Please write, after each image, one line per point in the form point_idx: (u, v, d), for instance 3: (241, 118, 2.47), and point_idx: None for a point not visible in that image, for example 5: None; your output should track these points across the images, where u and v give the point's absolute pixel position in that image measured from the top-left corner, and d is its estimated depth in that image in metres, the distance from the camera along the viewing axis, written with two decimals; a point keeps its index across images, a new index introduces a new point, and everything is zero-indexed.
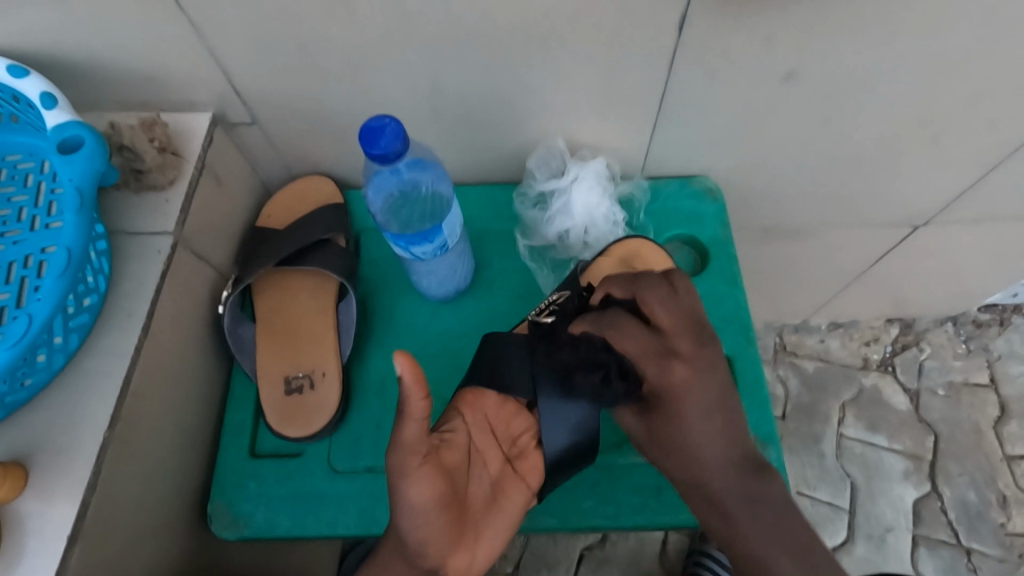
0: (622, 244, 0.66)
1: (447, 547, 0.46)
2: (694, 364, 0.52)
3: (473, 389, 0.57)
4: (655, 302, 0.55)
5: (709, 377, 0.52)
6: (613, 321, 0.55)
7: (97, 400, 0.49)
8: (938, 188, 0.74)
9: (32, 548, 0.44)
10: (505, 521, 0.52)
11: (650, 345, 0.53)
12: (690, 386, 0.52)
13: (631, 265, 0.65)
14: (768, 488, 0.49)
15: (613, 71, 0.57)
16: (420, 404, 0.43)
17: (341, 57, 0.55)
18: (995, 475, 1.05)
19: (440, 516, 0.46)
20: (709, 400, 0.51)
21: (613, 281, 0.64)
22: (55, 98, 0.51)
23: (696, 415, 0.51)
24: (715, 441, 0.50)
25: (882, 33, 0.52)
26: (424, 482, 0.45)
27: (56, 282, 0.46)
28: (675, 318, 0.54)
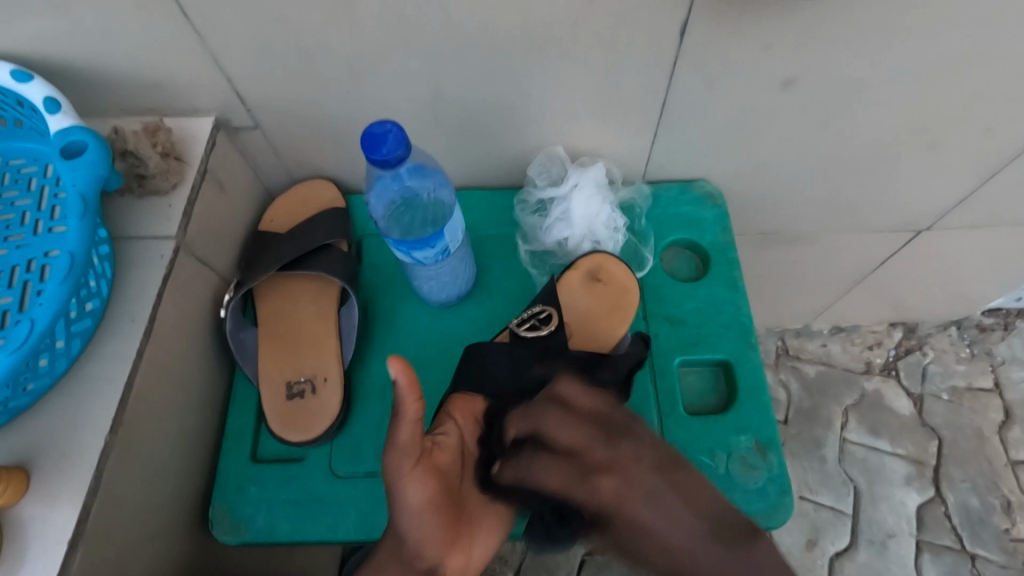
0: (590, 258, 0.66)
1: (444, 549, 0.47)
2: (615, 468, 0.48)
3: (464, 394, 0.57)
4: (571, 392, 0.54)
5: (632, 472, 0.47)
6: (535, 444, 0.52)
7: (100, 404, 0.49)
8: (940, 193, 0.74)
9: (34, 552, 0.45)
10: (498, 522, 0.53)
11: (569, 465, 0.50)
12: (619, 496, 0.46)
13: (598, 279, 0.65)
14: (761, 554, 0.43)
15: (615, 76, 0.57)
16: (413, 407, 0.43)
17: (343, 63, 0.55)
18: (998, 480, 1.04)
19: (432, 517, 0.46)
20: (648, 492, 0.46)
21: (580, 296, 0.65)
22: (59, 103, 0.52)
23: (643, 519, 0.45)
24: (684, 535, 0.43)
25: (886, 37, 0.52)
26: (419, 483, 0.45)
27: (59, 287, 0.46)
28: (592, 402, 0.53)
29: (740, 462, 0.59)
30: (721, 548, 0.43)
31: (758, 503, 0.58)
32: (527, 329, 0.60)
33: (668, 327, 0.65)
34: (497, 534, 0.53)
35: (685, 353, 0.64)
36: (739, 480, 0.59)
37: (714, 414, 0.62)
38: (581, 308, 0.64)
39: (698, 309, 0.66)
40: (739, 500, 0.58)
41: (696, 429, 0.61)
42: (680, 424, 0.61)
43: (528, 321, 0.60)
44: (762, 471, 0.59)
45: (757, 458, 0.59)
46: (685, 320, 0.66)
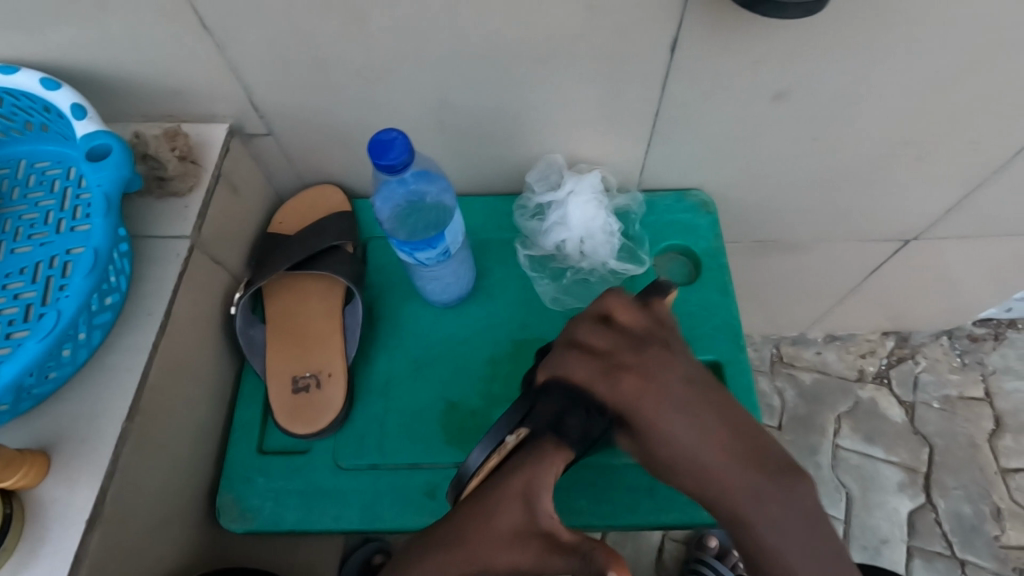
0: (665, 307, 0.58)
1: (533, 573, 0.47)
2: (643, 371, 0.52)
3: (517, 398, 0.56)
4: (584, 333, 0.55)
5: (668, 381, 0.51)
6: (560, 359, 0.54)
7: (118, 393, 0.52)
8: (928, 203, 0.76)
9: (54, 532, 0.47)
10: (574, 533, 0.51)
11: (622, 343, 0.54)
12: (645, 363, 0.52)
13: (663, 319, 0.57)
14: (783, 484, 0.47)
15: (612, 88, 0.60)
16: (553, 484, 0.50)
17: (354, 72, 0.58)
18: (990, 488, 1.06)
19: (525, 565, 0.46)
20: (677, 401, 0.50)
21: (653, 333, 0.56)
22: (85, 109, 0.55)
23: (678, 428, 0.49)
24: (719, 446, 0.49)
25: (862, 57, 0.55)
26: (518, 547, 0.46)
27: (83, 281, 0.49)
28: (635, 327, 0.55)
29: None
30: (748, 465, 0.48)
31: None
32: None
33: None
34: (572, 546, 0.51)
35: None
36: None
37: None
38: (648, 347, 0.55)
39: (689, 312, 0.68)
40: None
41: None
42: None
43: None
44: None
45: None
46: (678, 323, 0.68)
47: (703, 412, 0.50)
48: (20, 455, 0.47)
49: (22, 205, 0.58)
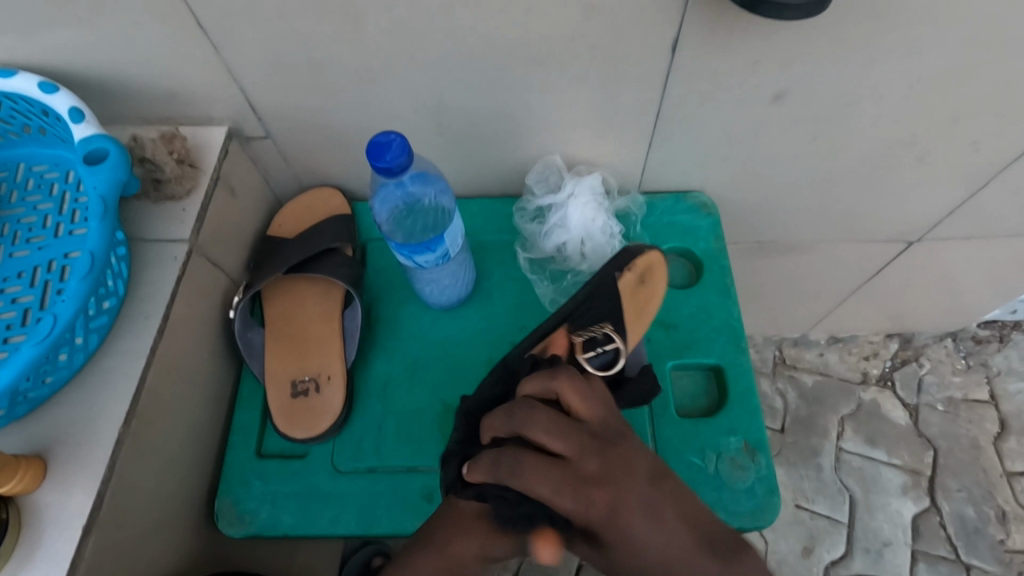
0: (646, 260, 0.62)
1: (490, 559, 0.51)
2: (609, 480, 0.42)
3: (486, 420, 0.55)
4: (540, 434, 0.44)
5: (632, 479, 0.43)
6: (514, 460, 0.44)
7: (116, 397, 0.52)
8: (931, 204, 0.76)
9: (50, 537, 0.47)
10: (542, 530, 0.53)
11: (580, 442, 0.44)
12: (610, 466, 0.43)
13: (644, 282, 0.62)
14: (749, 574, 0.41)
15: (610, 90, 0.60)
16: None
17: (351, 74, 0.58)
18: (994, 491, 1.05)
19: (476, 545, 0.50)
20: (643, 508, 0.42)
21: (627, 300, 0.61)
22: (82, 112, 0.54)
23: (650, 540, 0.41)
24: (687, 552, 0.41)
25: (863, 58, 0.55)
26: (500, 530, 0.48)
27: (80, 284, 0.49)
28: (594, 423, 0.45)
29: (729, 463, 0.61)
30: (711, 560, 0.41)
31: (747, 503, 0.59)
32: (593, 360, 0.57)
33: (661, 332, 0.67)
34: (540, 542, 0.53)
35: (677, 357, 0.66)
36: (728, 480, 0.60)
37: (704, 417, 0.64)
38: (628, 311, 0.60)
39: (689, 314, 0.68)
40: (729, 498, 0.60)
41: (687, 430, 0.63)
42: (671, 425, 0.63)
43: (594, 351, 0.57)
44: (750, 471, 0.60)
45: (747, 459, 0.61)
46: (678, 325, 0.68)
47: (672, 514, 0.42)
48: (17, 459, 0.47)
49: (20, 208, 0.58)
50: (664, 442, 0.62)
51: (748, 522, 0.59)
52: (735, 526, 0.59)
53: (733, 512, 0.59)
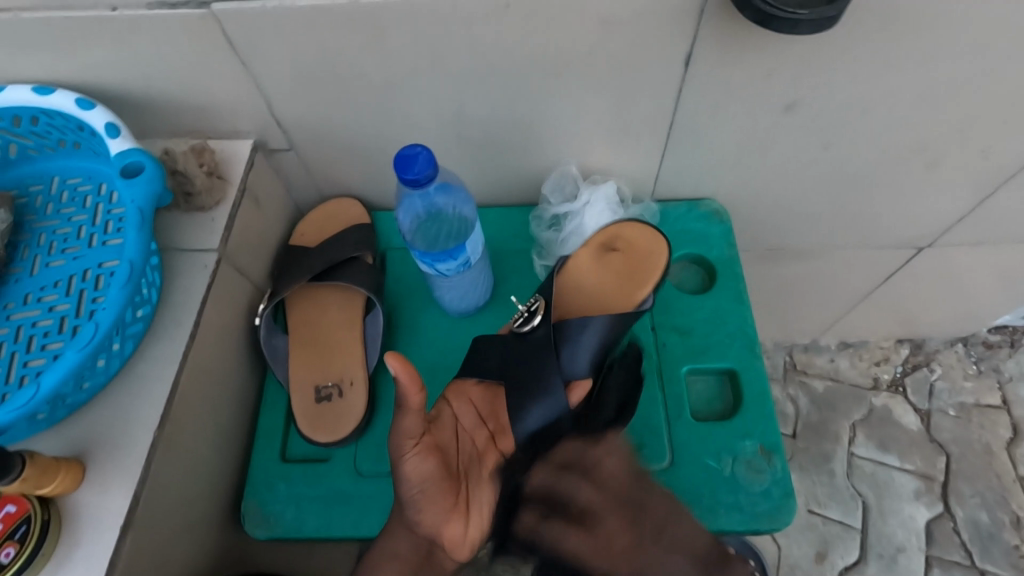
0: (603, 232, 0.69)
1: (444, 518, 0.52)
2: (633, 517, 0.58)
3: (458, 381, 0.62)
4: (608, 465, 0.60)
5: (656, 533, 0.57)
6: (557, 520, 0.59)
7: (149, 402, 0.53)
8: (940, 210, 0.76)
9: (89, 537, 0.48)
10: (490, 490, 0.57)
11: (614, 500, 0.58)
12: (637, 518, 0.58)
13: (614, 248, 0.68)
14: None
15: (626, 102, 0.61)
16: (462, 412, 0.60)
17: (375, 87, 0.59)
18: (1008, 496, 1.05)
19: (432, 482, 0.51)
20: (660, 547, 0.57)
21: (595, 268, 0.68)
22: (118, 127, 0.57)
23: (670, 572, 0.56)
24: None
25: (873, 68, 0.56)
26: (419, 457, 0.50)
27: (120, 293, 0.51)
28: (620, 483, 0.59)
29: (745, 466, 0.62)
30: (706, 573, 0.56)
31: (764, 505, 0.60)
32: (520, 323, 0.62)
33: (676, 337, 0.68)
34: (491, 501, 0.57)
35: (692, 362, 0.67)
36: (744, 483, 0.61)
37: (720, 420, 0.64)
38: (597, 277, 0.68)
39: (704, 319, 0.69)
40: (745, 501, 0.60)
41: (703, 434, 0.63)
42: (687, 428, 0.64)
43: (522, 317, 0.62)
44: (767, 475, 0.61)
45: (763, 462, 0.62)
46: (692, 330, 0.69)
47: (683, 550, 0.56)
48: (57, 461, 0.48)
49: (55, 220, 0.60)
50: (680, 444, 0.63)
51: (765, 524, 0.60)
52: (753, 528, 0.59)
53: (750, 514, 0.60)
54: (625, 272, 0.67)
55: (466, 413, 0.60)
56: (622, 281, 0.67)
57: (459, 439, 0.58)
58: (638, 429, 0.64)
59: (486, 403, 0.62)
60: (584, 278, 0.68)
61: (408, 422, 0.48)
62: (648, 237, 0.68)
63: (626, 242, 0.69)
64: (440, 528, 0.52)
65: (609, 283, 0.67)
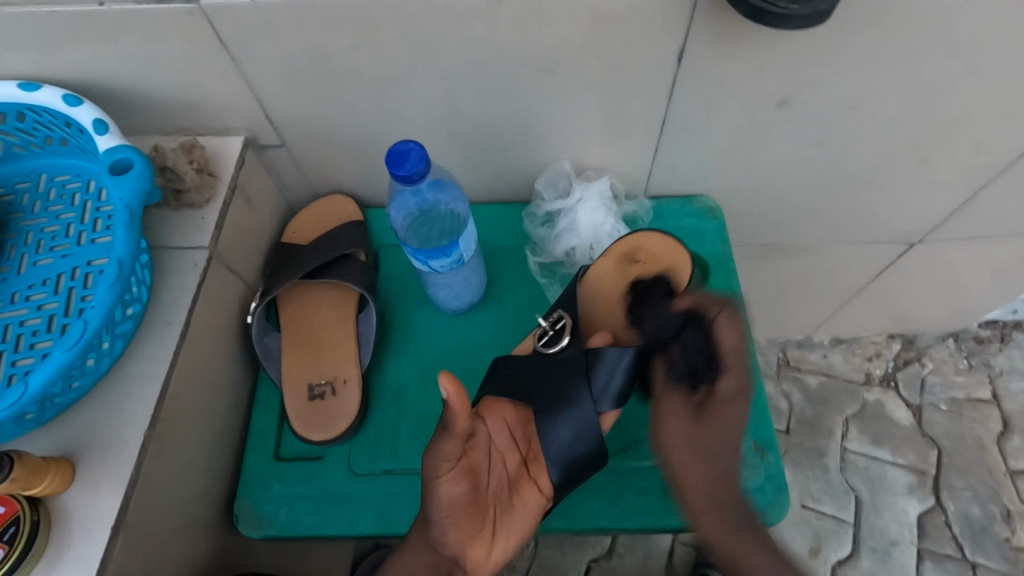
0: (622, 243, 0.67)
1: (468, 542, 0.52)
2: (722, 407, 0.58)
3: (491, 400, 0.58)
4: (724, 340, 0.58)
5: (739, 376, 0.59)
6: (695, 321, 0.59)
7: (139, 402, 0.53)
8: (931, 206, 0.77)
9: (79, 539, 0.48)
10: (523, 520, 0.56)
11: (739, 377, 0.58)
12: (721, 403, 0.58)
13: (636, 260, 0.67)
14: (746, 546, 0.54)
15: (619, 98, 0.61)
16: (498, 431, 0.58)
17: (367, 84, 0.59)
18: (998, 489, 1.06)
19: (459, 507, 0.51)
20: (719, 445, 0.58)
21: (616, 281, 0.67)
22: (106, 124, 0.56)
23: (717, 448, 0.57)
24: (724, 487, 0.57)
25: (864, 65, 0.56)
26: (452, 480, 0.50)
27: (108, 291, 0.50)
28: (727, 380, 0.58)
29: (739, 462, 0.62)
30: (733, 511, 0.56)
31: (757, 500, 0.60)
32: (544, 342, 0.60)
33: None
34: (523, 530, 0.56)
35: None
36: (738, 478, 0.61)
37: None
38: (619, 291, 0.67)
39: None
40: None
41: None
42: None
43: (545, 335, 0.61)
44: (760, 470, 0.61)
45: (757, 458, 0.62)
46: None
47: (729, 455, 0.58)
48: (46, 463, 0.48)
49: (43, 218, 0.59)
50: None
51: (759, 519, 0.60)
52: None
53: None
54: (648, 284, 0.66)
55: (501, 433, 0.58)
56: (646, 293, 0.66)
57: (493, 459, 0.57)
58: (634, 426, 0.64)
59: (522, 420, 0.59)
60: (605, 292, 0.67)
61: (449, 445, 0.49)
62: (671, 248, 0.66)
63: (649, 252, 0.67)
64: (462, 552, 0.52)
65: (632, 296, 0.66)
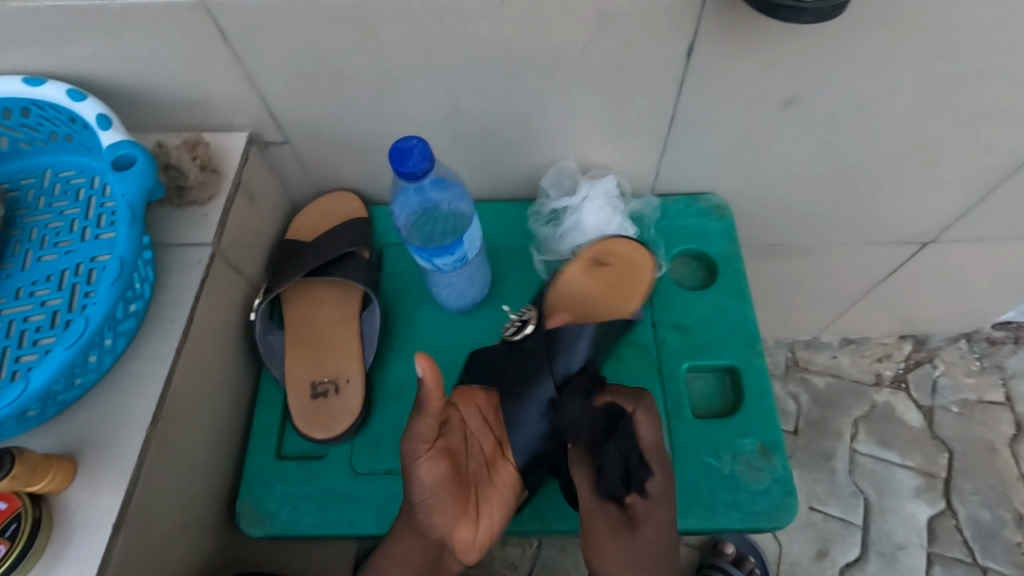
0: (594, 244, 0.68)
1: (454, 523, 0.52)
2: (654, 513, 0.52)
3: (463, 387, 0.60)
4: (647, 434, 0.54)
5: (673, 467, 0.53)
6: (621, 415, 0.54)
7: (141, 400, 0.53)
8: (944, 206, 0.75)
9: (80, 536, 0.47)
10: (504, 499, 0.56)
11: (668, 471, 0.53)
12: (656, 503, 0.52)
13: (603, 263, 0.67)
14: None
15: (626, 95, 0.60)
16: (472, 416, 0.58)
17: (371, 81, 0.58)
18: (1009, 494, 1.04)
19: (441, 489, 0.51)
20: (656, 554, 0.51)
21: (585, 284, 0.66)
22: (110, 120, 0.56)
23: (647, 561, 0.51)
24: None
25: (878, 61, 0.55)
26: (432, 461, 0.50)
27: (110, 288, 0.50)
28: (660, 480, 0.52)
29: (744, 465, 0.61)
30: None
31: (763, 503, 0.59)
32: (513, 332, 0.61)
33: (675, 334, 0.68)
34: (504, 506, 0.56)
35: (691, 359, 0.66)
36: (743, 481, 0.60)
37: (718, 418, 0.64)
38: (589, 293, 0.66)
39: (704, 316, 0.68)
40: (744, 499, 0.60)
41: (702, 433, 0.63)
42: (686, 427, 0.63)
43: (515, 325, 0.61)
44: (766, 473, 0.61)
45: (763, 460, 0.61)
46: (692, 327, 0.68)
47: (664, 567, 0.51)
48: (47, 460, 0.47)
49: (47, 214, 0.59)
50: (679, 442, 0.63)
51: (765, 522, 0.59)
52: (752, 528, 0.59)
53: (749, 514, 0.59)
54: (617, 285, 0.66)
55: (474, 417, 0.58)
56: (611, 296, 0.66)
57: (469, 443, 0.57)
58: None
59: (494, 406, 0.60)
60: (575, 295, 0.65)
61: (423, 425, 0.49)
62: (638, 250, 0.67)
63: (617, 257, 0.68)
64: (450, 532, 0.52)
65: (602, 298, 0.66)
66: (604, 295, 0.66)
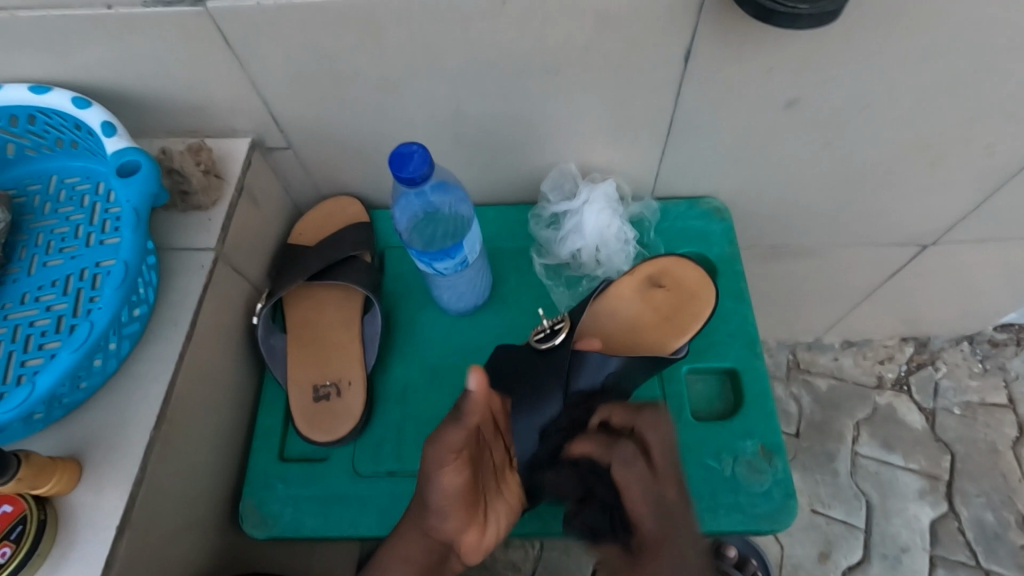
0: (652, 265, 0.67)
1: (463, 528, 0.53)
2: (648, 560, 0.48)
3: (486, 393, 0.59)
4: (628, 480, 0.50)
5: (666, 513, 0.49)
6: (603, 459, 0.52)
7: (145, 402, 0.53)
8: (943, 208, 0.76)
9: (84, 538, 0.48)
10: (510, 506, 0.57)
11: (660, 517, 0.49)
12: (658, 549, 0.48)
13: (660, 285, 0.67)
14: None
15: (625, 98, 0.61)
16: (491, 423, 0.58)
17: (372, 86, 0.59)
18: (1013, 496, 1.04)
19: (460, 497, 0.51)
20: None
21: (633, 303, 0.66)
22: (115, 126, 0.57)
23: None
24: None
25: (875, 63, 0.55)
26: (456, 471, 0.50)
27: (115, 292, 0.50)
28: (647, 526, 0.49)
29: (745, 467, 0.61)
30: None
31: (764, 505, 0.59)
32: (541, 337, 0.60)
33: None
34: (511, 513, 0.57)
35: (692, 362, 0.67)
36: (744, 483, 0.61)
37: (719, 420, 0.64)
38: (634, 314, 0.66)
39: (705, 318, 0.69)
40: (745, 501, 0.60)
41: (703, 435, 0.63)
42: (687, 428, 0.63)
43: (543, 331, 0.61)
44: (767, 475, 0.61)
45: (764, 462, 0.61)
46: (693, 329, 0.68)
47: None
48: (52, 462, 0.48)
49: (53, 219, 0.60)
50: (681, 443, 0.63)
51: (765, 524, 0.59)
52: (753, 530, 0.59)
53: (750, 516, 0.59)
54: (668, 311, 0.65)
55: (492, 422, 0.58)
56: (662, 321, 0.65)
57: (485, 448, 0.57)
58: None
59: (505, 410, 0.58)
60: (620, 311, 0.66)
61: (454, 436, 0.49)
62: (703, 280, 0.66)
63: (673, 280, 0.67)
64: (457, 535, 0.53)
65: (647, 322, 0.65)
66: (647, 319, 0.65)
